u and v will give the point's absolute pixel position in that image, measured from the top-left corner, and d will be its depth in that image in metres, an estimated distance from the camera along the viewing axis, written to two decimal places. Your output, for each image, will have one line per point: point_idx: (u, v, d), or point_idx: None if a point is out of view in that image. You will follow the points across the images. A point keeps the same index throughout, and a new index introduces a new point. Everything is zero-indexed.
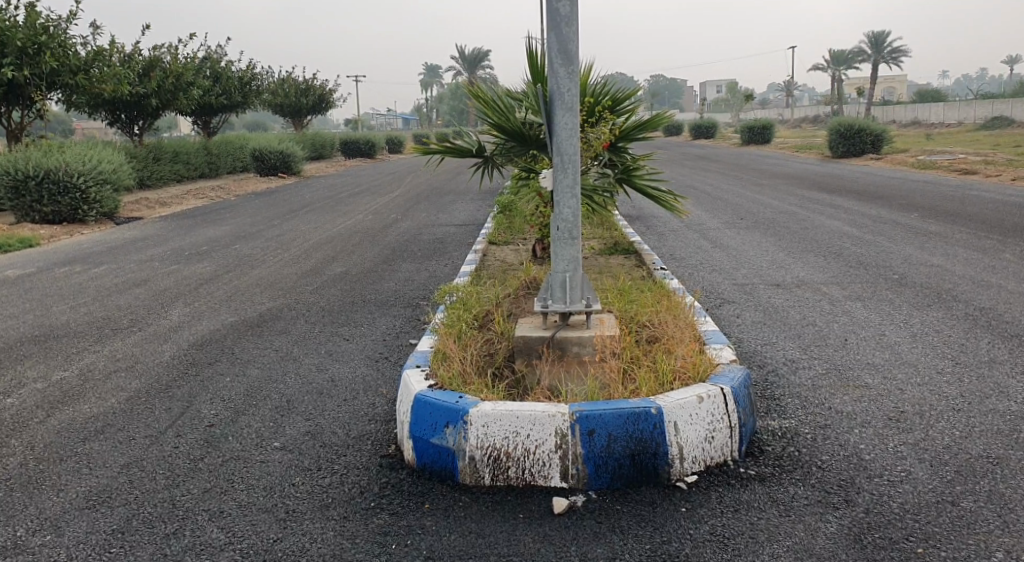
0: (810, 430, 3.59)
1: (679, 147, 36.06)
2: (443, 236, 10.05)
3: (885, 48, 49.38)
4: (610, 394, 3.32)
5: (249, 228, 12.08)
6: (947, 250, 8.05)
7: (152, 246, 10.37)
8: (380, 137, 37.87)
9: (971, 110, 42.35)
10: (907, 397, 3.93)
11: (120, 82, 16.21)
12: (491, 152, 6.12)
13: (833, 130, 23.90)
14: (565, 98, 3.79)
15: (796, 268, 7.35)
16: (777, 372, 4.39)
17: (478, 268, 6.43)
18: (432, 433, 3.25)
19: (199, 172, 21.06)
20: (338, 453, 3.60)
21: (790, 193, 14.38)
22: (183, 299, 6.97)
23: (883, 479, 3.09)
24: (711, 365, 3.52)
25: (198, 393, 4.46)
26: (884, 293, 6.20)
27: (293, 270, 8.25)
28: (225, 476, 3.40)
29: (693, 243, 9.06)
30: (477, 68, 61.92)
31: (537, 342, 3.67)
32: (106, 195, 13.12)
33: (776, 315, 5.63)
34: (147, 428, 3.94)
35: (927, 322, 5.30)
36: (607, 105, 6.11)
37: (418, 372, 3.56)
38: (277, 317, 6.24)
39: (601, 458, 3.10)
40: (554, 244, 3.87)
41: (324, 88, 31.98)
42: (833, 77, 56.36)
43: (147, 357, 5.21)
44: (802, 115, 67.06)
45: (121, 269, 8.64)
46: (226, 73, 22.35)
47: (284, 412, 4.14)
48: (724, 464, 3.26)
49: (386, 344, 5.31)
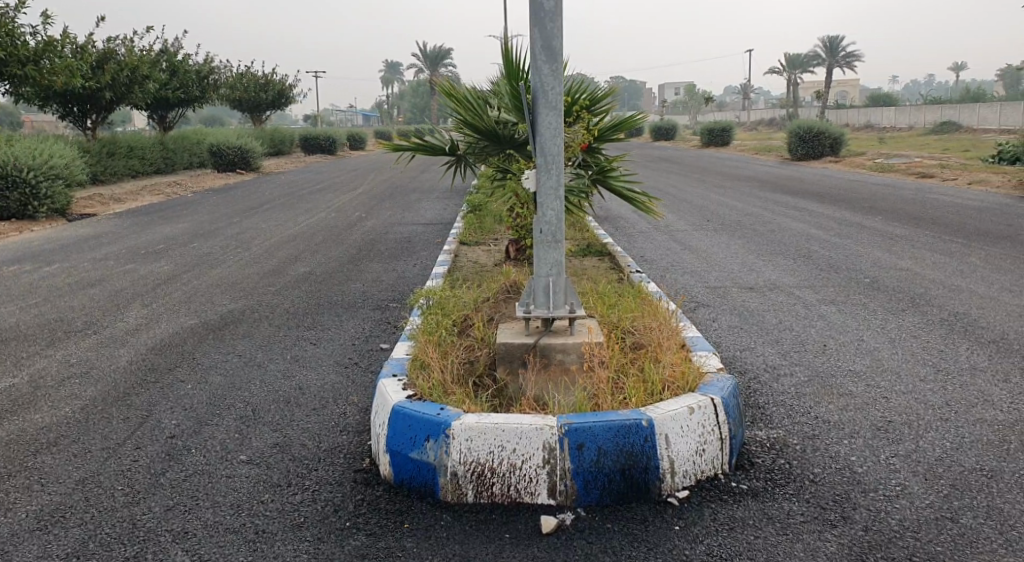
0: (798, 440, 3.50)
1: (640, 148, 36.23)
2: (409, 235, 9.85)
3: (840, 52, 50.20)
4: (598, 405, 3.19)
5: (208, 225, 11.73)
6: (914, 253, 8.10)
7: (106, 244, 9.99)
8: (341, 134, 37.40)
9: (923, 115, 43.24)
10: (892, 406, 3.87)
11: (72, 74, 15.67)
12: (463, 150, 5.95)
13: (792, 132, 24.15)
14: (550, 96, 3.64)
15: (768, 271, 7.32)
16: (759, 378, 4.31)
17: (449, 270, 6.26)
18: (411, 447, 3.09)
19: (154, 167, 20.49)
20: (310, 467, 3.42)
21: (753, 195, 14.45)
22: (140, 300, 6.68)
23: (880, 494, 3.02)
24: (700, 375, 3.41)
25: (158, 401, 4.23)
26: (857, 297, 6.18)
27: (256, 270, 7.98)
28: (189, 493, 3.20)
29: (663, 245, 8.99)
30: (438, 66, 61.52)
31: (520, 350, 3.53)
32: (57, 190, 12.64)
33: (753, 319, 5.57)
34: (104, 440, 3.70)
35: (903, 327, 5.28)
36: (584, 105, 5.97)
37: (395, 382, 3.40)
38: (239, 319, 6.00)
39: (590, 474, 2.97)
40: (536, 248, 3.73)
41: (283, 83, 31.44)
42: (789, 81, 57.13)
43: (102, 362, 4.94)
44: (760, 117, 67.92)
45: (74, 268, 8.29)
46: (183, 66, 21.79)
47: (250, 422, 3.94)
48: (715, 478, 3.15)
49: (356, 349, 5.12)
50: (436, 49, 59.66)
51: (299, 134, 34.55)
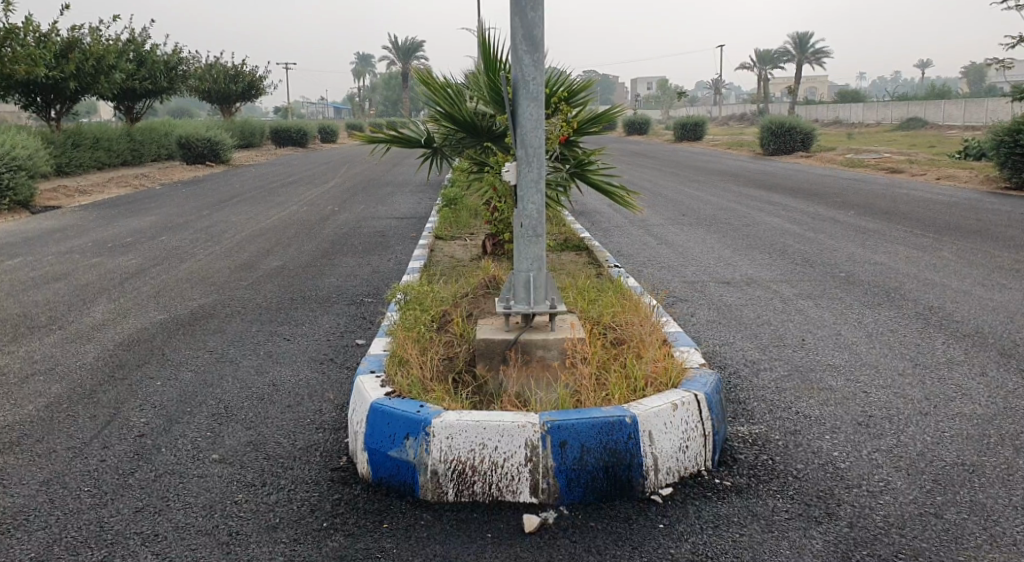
0: (780, 436, 3.48)
1: (614, 142, 36.28)
2: (383, 229, 9.74)
3: (810, 48, 50.65)
4: (581, 402, 3.14)
5: (177, 218, 11.51)
6: (887, 247, 8.16)
7: (71, 238, 9.76)
8: (312, 126, 37.03)
9: (891, 111, 43.77)
10: (873, 401, 3.86)
11: (35, 63, 15.31)
12: (439, 142, 5.87)
13: (764, 127, 24.31)
14: (530, 87, 3.58)
15: (744, 265, 7.32)
16: (739, 373, 4.29)
17: (426, 264, 6.18)
18: (391, 445, 3.01)
19: (121, 159, 20.11)
20: (285, 466, 3.33)
21: (726, 189, 14.50)
22: (106, 295, 6.52)
23: (863, 490, 3.01)
24: (683, 371, 3.38)
25: (126, 399, 4.11)
26: (833, 291, 6.20)
27: (227, 264, 7.83)
28: (159, 494, 3.10)
29: (639, 239, 8.97)
30: (410, 58, 61.14)
31: (501, 345, 3.46)
32: (20, 182, 12.34)
33: (731, 314, 5.55)
34: (69, 440, 3.58)
35: (880, 321, 5.29)
36: (564, 97, 5.96)
37: (374, 379, 3.32)
38: (210, 314, 5.86)
39: (573, 472, 2.92)
40: (516, 242, 3.66)
41: (254, 75, 31.05)
42: (760, 76, 57.55)
43: (68, 358, 4.80)
44: (731, 112, 68.36)
45: (38, 262, 8.08)
46: (150, 56, 21.40)
47: (223, 421, 3.83)
48: (698, 475, 3.12)
49: (331, 345, 5.02)
50: (408, 41, 59.35)
51: (270, 127, 34.14)
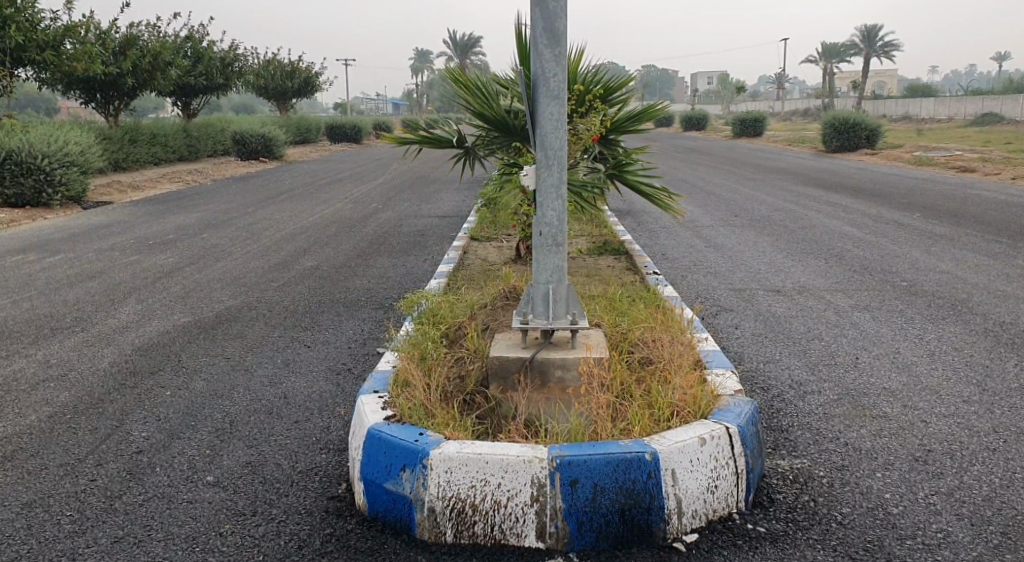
0: (826, 472, 3.11)
1: (672, 138, 35.56)
2: (424, 228, 9.50)
3: (877, 41, 48.94)
4: (597, 433, 2.83)
5: (221, 215, 11.51)
6: (956, 254, 7.59)
7: (116, 234, 9.79)
8: (368, 122, 37.22)
9: (962, 106, 41.99)
10: (933, 432, 3.45)
11: (93, 61, 15.54)
12: (474, 143, 5.68)
13: (828, 124, 23.42)
14: (551, 84, 3.26)
15: (797, 272, 6.87)
16: (782, 396, 3.90)
17: (455, 268, 5.95)
18: (386, 477, 2.75)
19: (176, 154, 20.37)
20: (280, 493, 3.09)
21: (785, 189, 13.90)
22: (136, 295, 6.41)
23: (917, 543, 2.63)
24: (714, 399, 3.03)
25: (131, 410, 3.94)
26: (893, 303, 5.74)
27: (261, 263, 7.71)
28: (142, 522, 2.90)
29: (686, 241, 8.56)
30: (468, 54, 61.28)
31: (513, 365, 3.18)
32: (72, 177, 12.51)
33: (778, 327, 5.14)
34: (64, 455, 3.42)
35: (943, 338, 4.83)
36: (599, 94, 5.65)
37: (375, 400, 3.07)
38: (235, 317, 5.69)
39: (585, 514, 2.62)
40: (536, 251, 3.36)
41: (310, 71, 31.25)
42: (825, 70, 55.87)
43: (82, 364, 4.66)
44: (793, 108, 66.67)
45: (78, 259, 8.08)
46: (207, 53, 21.61)
47: (225, 437, 3.62)
48: (729, 518, 2.78)
49: (351, 354, 4.79)
50: (463, 36, 59.65)
51: (326, 124, 34.37)
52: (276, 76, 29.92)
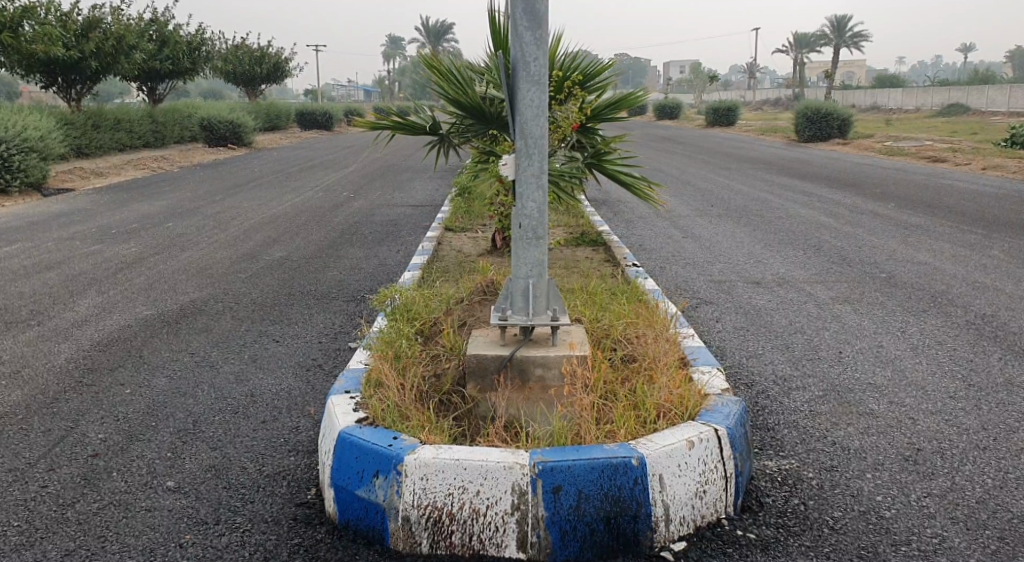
0: (815, 474, 3.01)
1: (645, 127, 35.58)
2: (396, 218, 9.31)
3: (847, 32, 49.32)
4: (581, 437, 2.70)
5: (188, 203, 11.21)
6: (933, 245, 7.56)
7: (77, 222, 9.48)
8: (339, 109, 36.75)
9: (931, 97, 42.43)
10: (921, 430, 3.37)
11: (53, 43, 15.07)
12: (448, 131, 5.51)
13: (800, 113, 23.50)
14: (532, 68, 3.10)
15: (775, 263, 6.79)
16: (767, 392, 3.80)
17: (429, 260, 5.80)
18: (359, 483, 2.60)
19: (141, 140, 19.91)
20: (245, 499, 2.92)
21: (759, 179, 13.87)
22: (96, 286, 6.17)
23: (914, 550, 2.56)
24: (702, 399, 2.91)
25: (87, 410, 3.73)
26: (873, 295, 5.68)
27: (229, 253, 7.48)
28: (96, 532, 2.72)
29: (663, 232, 8.46)
30: (441, 40, 61.07)
31: (492, 364, 3.04)
32: (32, 163, 12.12)
33: (760, 320, 5.04)
34: (13, 460, 3.22)
35: (926, 332, 4.76)
36: (578, 81, 5.54)
37: (347, 401, 2.91)
38: (200, 311, 5.48)
39: (569, 522, 2.49)
40: (515, 244, 3.21)
41: (280, 56, 30.75)
42: (796, 60, 56.16)
43: (37, 360, 4.44)
44: (765, 98, 67.00)
45: (36, 248, 7.79)
46: (173, 36, 21.12)
47: (187, 439, 3.44)
48: (717, 524, 2.67)
49: (322, 348, 4.62)
50: (436, 23, 59.48)
51: (295, 111, 33.89)
52: (245, 61, 29.38)
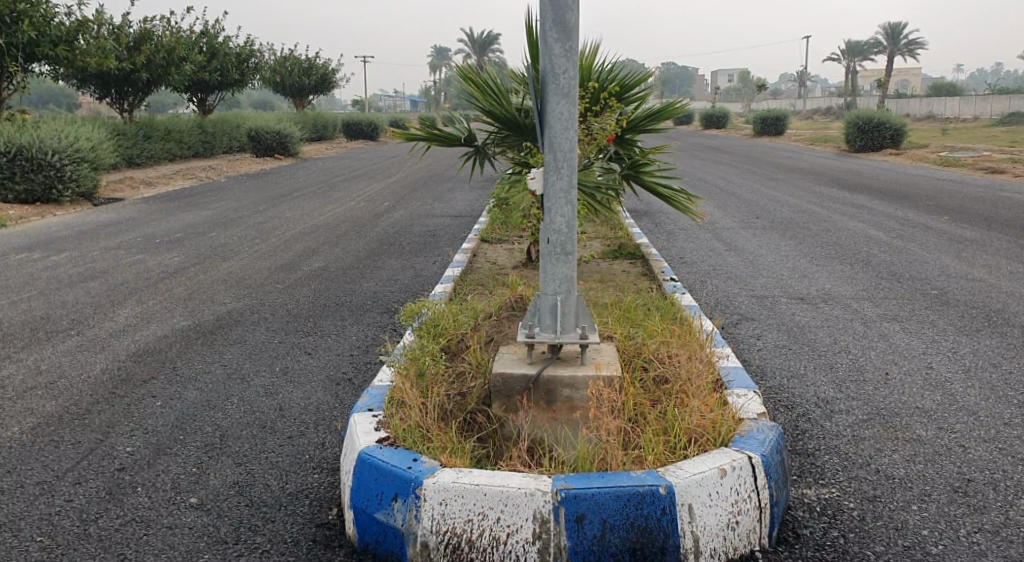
0: (857, 504, 2.85)
1: (691, 136, 35.10)
2: (435, 228, 9.29)
3: (902, 39, 48.25)
4: (606, 463, 2.61)
5: (232, 213, 11.36)
6: (989, 260, 7.27)
7: (124, 231, 9.66)
8: (385, 118, 37.07)
9: (989, 106, 41.25)
10: (973, 459, 3.19)
11: (105, 56, 15.42)
12: (485, 141, 5.50)
13: (852, 122, 22.99)
14: (561, 80, 3.00)
15: (822, 278, 6.57)
16: (808, 415, 3.64)
17: (464, 272, 5.80)
18: (377, 506, 2.53)
19: (191, 150, 20.29)
20: (266, 518, 2.87)
21: (807, 190, 13.58)
22: (137, 296, 6.25)
23: None
24: (736, 424, 2.79)
25: (118, 422, 3.74)
26: (924, 312, 5.45)
27: (268, 264, 7.52)
28: (116, 550, 2.70)
29: (705, 244, 8.28)
30: (486, 51, 61.38)
31: (518, 383, 2.96)
32: (83, 173, 12.39)
33: (803, 338, 4.87)
34: (42, 472, 3.23)
35: (979, 353, 4.54)
36: (614, 91, 5.33)
37: (368, 419, 2.86)
38: (235, 322, 5.50)
39: (593, 553, 2.39)
40: (543, 260, 3.13)
41: (327, 67, 31.18)
42: (848, 69, 55.16)
43: (74, 370, 4.48)
44: (815, 106, 65.77)
45: (82, 257, 7.95)
46: (223, 49, 21.55)
47: (213, 454, 3.41)
48: (752, 556, 2.54)
49: (352, 362, 4.57)
50: (483, 35, 60.00)
51: (342, 121, 34.31)
52: (293, 72, 29.85)
